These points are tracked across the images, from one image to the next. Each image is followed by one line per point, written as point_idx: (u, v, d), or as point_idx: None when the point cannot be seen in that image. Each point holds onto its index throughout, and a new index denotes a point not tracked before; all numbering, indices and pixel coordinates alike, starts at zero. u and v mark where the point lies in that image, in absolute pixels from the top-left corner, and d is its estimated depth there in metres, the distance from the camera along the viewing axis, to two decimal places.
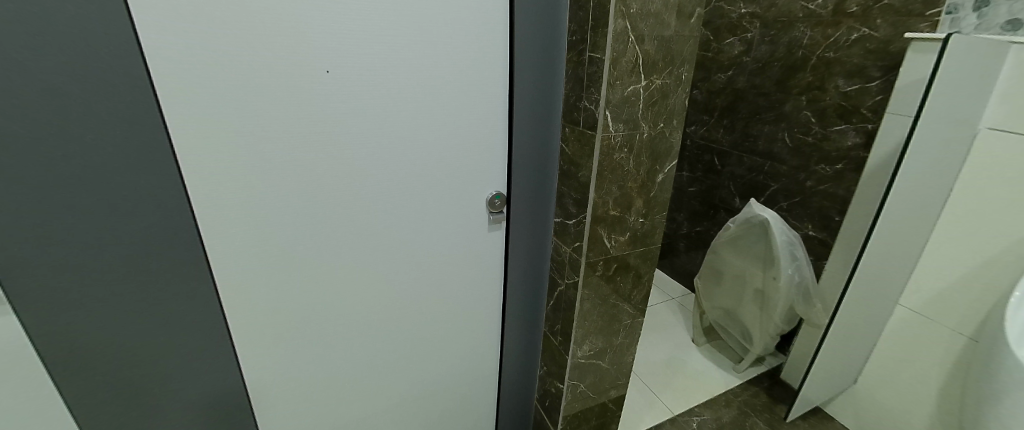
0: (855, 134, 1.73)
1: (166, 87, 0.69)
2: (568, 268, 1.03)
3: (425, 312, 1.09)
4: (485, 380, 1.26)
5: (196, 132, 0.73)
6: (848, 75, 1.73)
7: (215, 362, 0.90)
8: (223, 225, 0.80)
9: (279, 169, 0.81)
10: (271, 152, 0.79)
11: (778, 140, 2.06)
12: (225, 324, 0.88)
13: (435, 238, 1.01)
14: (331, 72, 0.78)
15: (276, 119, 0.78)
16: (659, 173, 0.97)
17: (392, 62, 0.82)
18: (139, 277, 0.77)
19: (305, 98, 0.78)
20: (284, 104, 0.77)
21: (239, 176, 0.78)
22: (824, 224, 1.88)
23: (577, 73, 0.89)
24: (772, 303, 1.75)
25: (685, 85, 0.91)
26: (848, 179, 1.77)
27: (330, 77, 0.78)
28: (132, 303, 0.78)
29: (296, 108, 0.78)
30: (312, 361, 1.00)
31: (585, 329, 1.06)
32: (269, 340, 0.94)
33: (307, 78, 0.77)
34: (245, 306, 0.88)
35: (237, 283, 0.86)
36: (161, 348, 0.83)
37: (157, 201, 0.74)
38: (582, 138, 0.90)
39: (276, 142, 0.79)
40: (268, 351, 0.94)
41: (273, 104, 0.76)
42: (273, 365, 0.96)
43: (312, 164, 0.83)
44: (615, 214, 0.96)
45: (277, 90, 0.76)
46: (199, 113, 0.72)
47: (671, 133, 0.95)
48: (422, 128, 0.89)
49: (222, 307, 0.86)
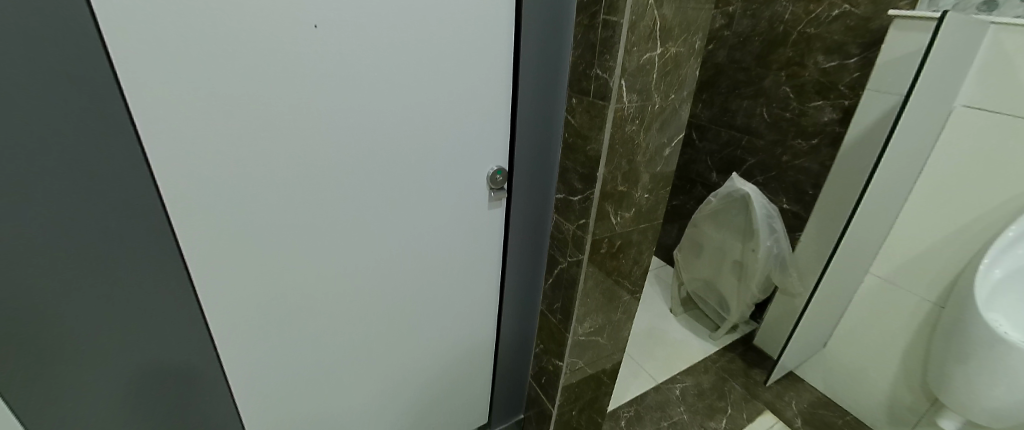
0: (832, 110, 1.76)
1: (122, 40, 0.58)
2: (571, 246, 1.00)
3: (421, 293, 1.03)
4: (479, 358, 1.23)
5: (161, 99, 0.62)
6: (827, 51, 1.75)
7: (191, 356, 0.81)
8: (200, 202, 0.71)
9: (261, 141, 0.72)
10: (252, 121, 0.70)
11: (756, 115, 2.08)
12: (202, 314, 0.79)
13: (431, 217, 0.95)
14: (319, 28, 0.68)
15: (255, 81, 0.68)
16: (666, 147, 0.94)
17: (390, 19, 0.72)
18: (98, 266, 0.67)
19: (290, 59, 0.68)
20: (264, 65, 0.67)
21: (216, 150, 0.69)
22: (799, 197, 1.94)
23: (588, 38, 0.83)
24: (749, 274, 1.80)
25: (697, 55, 0.87)
26: (823, 154, 1.82)
27: (319, 34, 0.69)
28: (87, 294, 0.68)
29: (277, 69, 0.68)
30: (302, 349, 0.94)
31: (586, 306, 1.05)
32: (253, 329, 0.86)
33: (292, 35, 0.67)
34: (227, 293, 0.80)
35: (215, 268, 0.76)
36: (125, 343, 0.74)
37: (113, 177, 0.63)
38: (593, 109, 0.85)
39: (256, 109, 0.69)
40: (253, 339, 0.87)
41: (251, 64, 0.66)
42: (260, 354, 0.89)
43: (300, 134, 0.74)
44: (623, 189, 0.93)
45: (255, 47, 0.65)
46: (165, 72, 0.61)
47: (680, 106, 0.91)
48: (421, 97, 0.81)
49: (197, 296, 0.77)
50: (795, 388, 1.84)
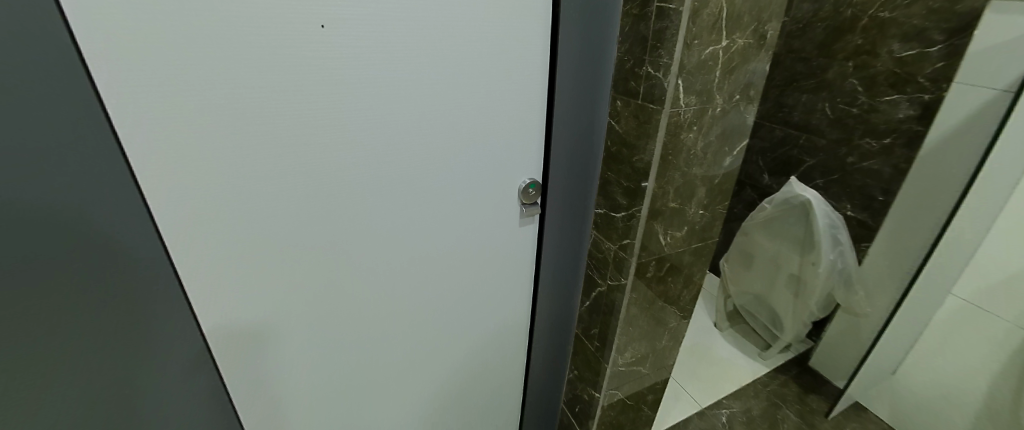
0: (910, 105, 1.49)
1: (104, 49, 0.49)
2: (612, 268, 0.88)
3: (445, 316, 0.95)
4: (509, 382, 1.14)
5: (151, 124, 0.55)
6: (904, 38, 1.49)
7: (197, 394, 0.74)
8: (204, 229, 0.63)
9: (267, 159, 0.63)
10: (256, 136, 0.61)
11: (817, 111, 1.84)
12: (209, 350, 0.72)
13: (455, 235, 0.86)
14: (328, 28, 0.59)
15: (258, 93, 0.59)
16: (727, 157, 0.81)
17: (408, 16, 0.63)
18: (94, 306, 0.60)
19: (294, 67, 0.60)
20: (269, 74, 0.59)
21: (220, 175, 0.61)
22: (866, 204, 1.67)
23: (637, 30, 0.71)
24: (808, 291, 1.62)
25: (769, 47, 0.73)
26: (897, 156, 1.56)
27: (328, 35, 0.59)
28: (80, 337, 0.61)
29: (281, 78, 0.59)
30: (320, 381, 0.87)
31: (628, 335, 0.93)
32: (262, 361, 0.78)
33: (298, 37, 0.58)
34: (232, 325, 0.72)
35: (219, 300, 0.69)
36: (127, 386, 0.67)
37: (101, 208, 0.56)
38: (641, 113, 0.73)
39: (260, 124, 0.61)
40: (265, 370, 0.80)
41: (253, 73, 0.58)
42: (269, 387, 0.82)
43: (313, 151, 0.66)
44: (674, 206, 0.80)
45: (256, 53, 0.57)
46: (153, 94, 0.53)
47: (747, 108, 0.78)
48: (444, 104, 0.72)
49: (202, 331, 0.70)
50: (858, 419, 1.65)
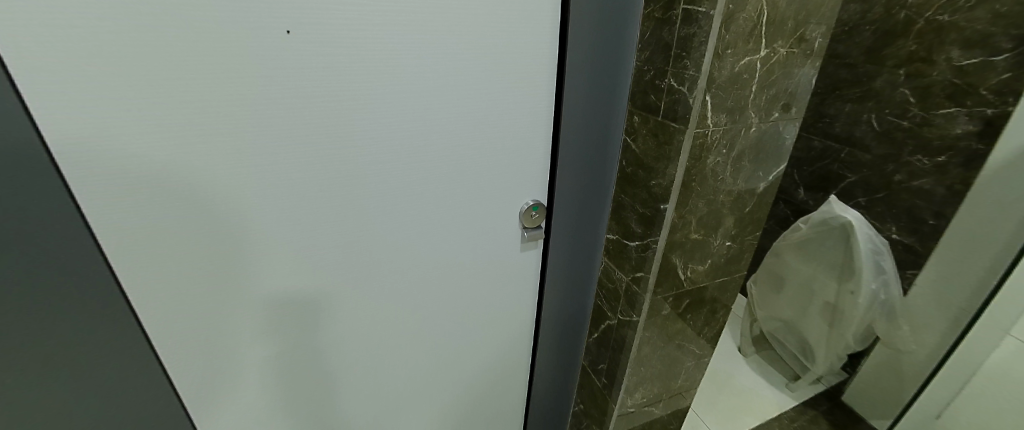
0: (969, 120, 1.33)
1: (32, 61, 0.47)
2: (623, 302, 0.79)
3: (440, 336, 0.91)
4: (512, 401, 1.11)
5: (89, 141, 0.52)
6: (965, 44, 1.32)
7: (149, 410, 0.71)
8: (173, 239, 0.62)
9: (236, 173, 0.61)
10: (218, 148, 0.58)
11: (862, 123, 1.68)
12: (160, 365, 0.69)
13: (447, 251, 0.81)
14: (294, 33, 0.55)
15: (219, 104, 0.56)
16: (760, 184, 0.71)
17: (388, 22, 0.59)
18: (35, 323, 0.58)
19: (261, 76, 0.56)
20: (230, 84, 0.55)
21: (200, 192, 0.60)
22: (915, 228, 1.51)
23: (660, 36, 0.61)
24: (845, 322, 1.48)
25: (816, 57, 0.63)
26: (951, 175, 1.39)
27: (294, 41, 0.56)
28: (15, 351, 0.58)
29: (245, 88, 0.56)
30: (322, 394, 0.86)
31: (639, 376, 0.84)
32: (229, 376, 0.76)
33: (260, 45, 0.54)
34: (190, 341, 0.69)
35: (175, 314, 0.67)
36: (75, 401, 0.65)
37: (30, 222, 0.53)
38: (661, 132, 0.64)
39: (222, 137, 0.58)
40: (233, 385, 0.77)
41: (208, 84, 0.54)
42: (236, 401, 0.79)
43: (304, 170, 0.64)
44: (697, 237, 0.70)
45: (212, 63, 0.53)
46: (91, 111, 0.51)
47: (787, 127, 0.67)
48: (436, 117, 0.68)
49: (155, 349, 0.68)
50: None
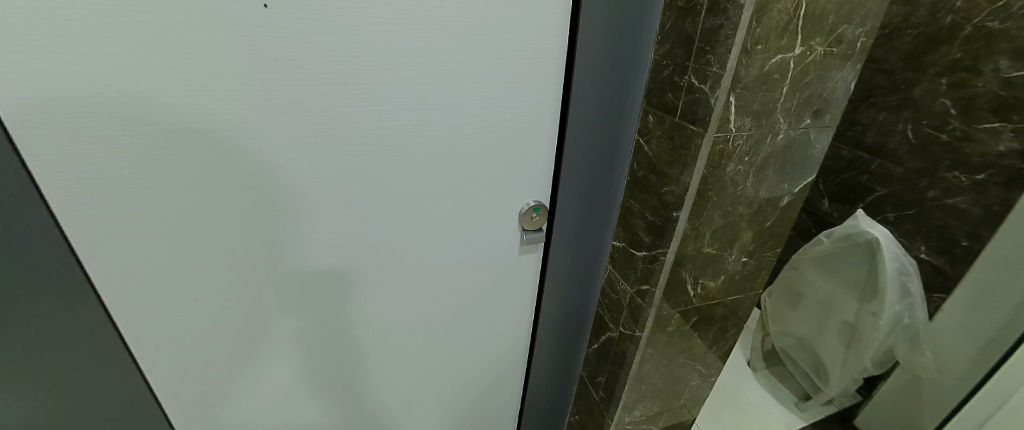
0: (1014, 137, 1.23)
1: None
2: (626, 315, 0.74)
3: (434, 330, 0.90)
4: (507, 397, 1.11)
5: (48, 115, 0.50)
6: (1016, 54, 1.21)
7: (105, 386, 0.70)
8: (204, 219, 0.63)
9: (205, 157, 0.59)
10: (184, 129, 0.56)
11: (896, 134, 1.58)
12: (123, 342, 0.68)
13: (439, 244, 0.79)
14: (270, 7, 0.52)
15: (186, 84, 0.53)
16: (785, 197, 0.65)
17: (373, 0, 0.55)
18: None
19: (238, 55, 0.54)
20: (200, 64, 0.53)
21: (221, 175, 0.60)
22: (946, 248, 1.42)
23: (681, 28, 0.55)
24: (864, 343, 1.41)
25: (856, 59, 0.56)
26: (990, 195, 1.29)
27: (270, 16, 0.53)
28: None
29: (214, 69, 0.54)
30: (331, 379, 0.88)
31: (639, 393, 0.79)
32: (222, 355, 0.75)
33: (231, 24, 0.52)
34: (154, 322, 0.68)
35: (140, 294, 0.65)
36: (36, 375, 0.65)
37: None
38: (677, 135, 0.58)
39: (185, 118, 0.55)
40: (198, 369, 0.75)
41: (168, 62, 0.52)
42: (202, 384, 0.77)
43: (305, 160, 0.63)
44: (710, 251, 0.65)
45: (173, 41, 0.51)
46: (51, 83, 0.49)
47: (819, 136, 0.61)
48: (431, 106, 0.65)
49: (118, 329, 0.66)
50: None
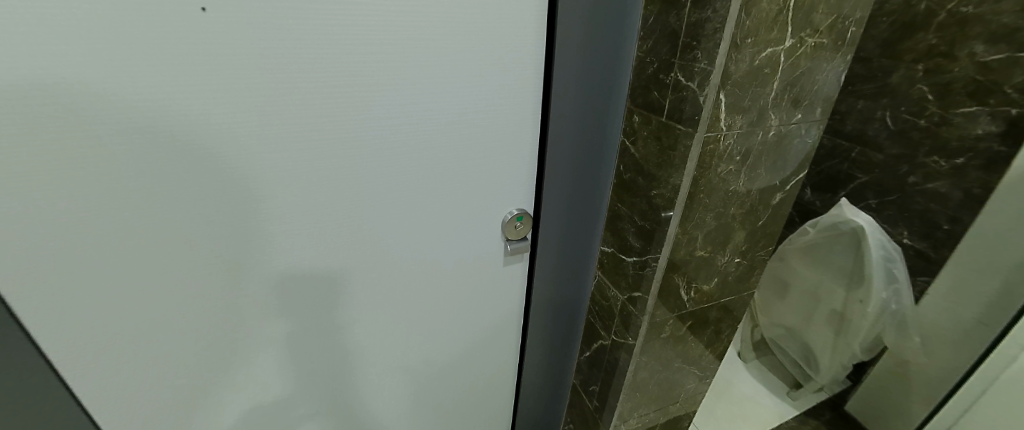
0: (992, 120, 1.23)
1: None
2: (618, 322, 0.71)
3: (419, 344, 0.86)
4: (500, 406, 1.08)
5: None
6: (990, 38, 1.21)
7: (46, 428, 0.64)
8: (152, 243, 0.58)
9: (147, 177, 0.54)
10: (123, 147, 0.52)
11: (875, 121, 1.55)
12: (62, 379, 0.62)
13: (420, 256, 0.75)
14: (208, 11, 0.48)
15: (118, 96, 0.49)
16: (777, 194, 0.62)
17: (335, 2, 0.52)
18: None
19: (179, 64, 0.49)
20: (132, 73, 0.48)
21: (171, 196, 0.56)
22: (928, 232, 1.41)
23: (664, 22, 0.52)
24: (852, 331, 1.41)
25: (846, 50, 0.54)
26: (970, 179, 1.30)
27: (211, 21, 0.48)
28: None
29: (149, 81, 0.49)
30: (313, 400, 0.84)
31: (636, 401, 0.76)
32: (181, 384, 0.70)
33: (164, 31, 0.47)
34: (101, 356, 0.62)
35: (83, 327, 0.60)
36: None
37: None
38: (665, 135, 0.55)
39: (120, 136, 0.51)
40: (158, 403, 0.70)
41: (93, 75, 0.47)
42: (161, 417, 0.71)
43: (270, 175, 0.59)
44: (703, 254, 0.62)
45: (99, 51, 0.46)
46: None
47: (810, 131, 0.59)
48: (405, 113, 0.61)
49: (55, 365, 0.61)
50: None
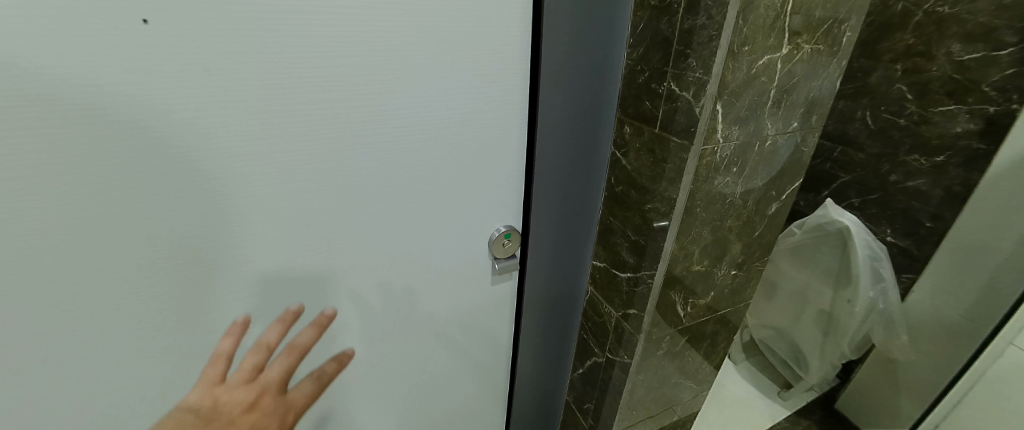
0: (970, 118, 1.24)
1: None
2: (612, 339, 0.69)
3: (406, 364, 0.83)
4: (492, 421, 1.05)
5: None
6: (967, 37, 1.22)
7: None
8: (105, 282, 0.52)
9: (94, 210, 0.48)
10: (67, 178, 0.46)
11: (856, 121, 1.55)
12: None
13: (405, 274, 0.72)
14: (149, 22, 0.43)
15: (50, 120, 0.43)
16: (773, 203, 0.60)
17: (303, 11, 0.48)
18: None
19: (127, 84, 0.44)
20: (67, 95, 0.43)
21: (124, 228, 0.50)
22: (910, 230, 1.42)
23: (654, 28, 0.50)
24: (841, 331, 1.42)
25: (841, 56, 0.52)
26: (949, 177, 1.30)
27: (154, 33, 0.43)
28: None
29: (87, 103, 0.44)
30: None
31: (632, 419, 0.74)
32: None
33: (101, 45, 0.42)
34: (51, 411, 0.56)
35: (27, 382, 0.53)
36: None
37: None
38: (658, 147, 0.52)
39: (58, 166, 0.45)
40: None
41: (20, 97, 0.41)
42: None
43: (241, 199, 0.55)
44: (700, 269, 0.60)
45: (22, 73, 0.41)
46: None
47: (806, 140, 0.57)
48: (385, 127, 0.58)
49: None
50: None
